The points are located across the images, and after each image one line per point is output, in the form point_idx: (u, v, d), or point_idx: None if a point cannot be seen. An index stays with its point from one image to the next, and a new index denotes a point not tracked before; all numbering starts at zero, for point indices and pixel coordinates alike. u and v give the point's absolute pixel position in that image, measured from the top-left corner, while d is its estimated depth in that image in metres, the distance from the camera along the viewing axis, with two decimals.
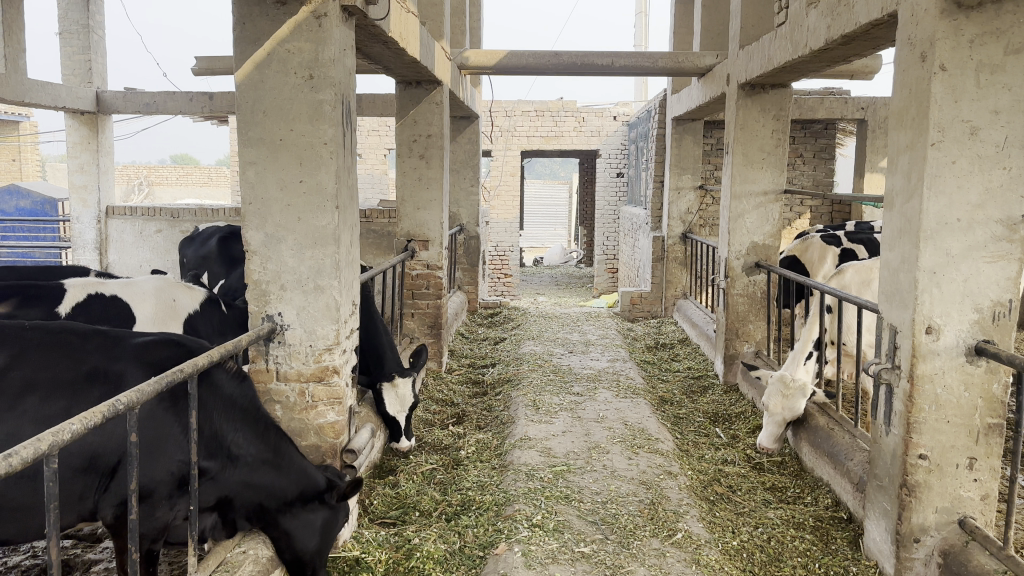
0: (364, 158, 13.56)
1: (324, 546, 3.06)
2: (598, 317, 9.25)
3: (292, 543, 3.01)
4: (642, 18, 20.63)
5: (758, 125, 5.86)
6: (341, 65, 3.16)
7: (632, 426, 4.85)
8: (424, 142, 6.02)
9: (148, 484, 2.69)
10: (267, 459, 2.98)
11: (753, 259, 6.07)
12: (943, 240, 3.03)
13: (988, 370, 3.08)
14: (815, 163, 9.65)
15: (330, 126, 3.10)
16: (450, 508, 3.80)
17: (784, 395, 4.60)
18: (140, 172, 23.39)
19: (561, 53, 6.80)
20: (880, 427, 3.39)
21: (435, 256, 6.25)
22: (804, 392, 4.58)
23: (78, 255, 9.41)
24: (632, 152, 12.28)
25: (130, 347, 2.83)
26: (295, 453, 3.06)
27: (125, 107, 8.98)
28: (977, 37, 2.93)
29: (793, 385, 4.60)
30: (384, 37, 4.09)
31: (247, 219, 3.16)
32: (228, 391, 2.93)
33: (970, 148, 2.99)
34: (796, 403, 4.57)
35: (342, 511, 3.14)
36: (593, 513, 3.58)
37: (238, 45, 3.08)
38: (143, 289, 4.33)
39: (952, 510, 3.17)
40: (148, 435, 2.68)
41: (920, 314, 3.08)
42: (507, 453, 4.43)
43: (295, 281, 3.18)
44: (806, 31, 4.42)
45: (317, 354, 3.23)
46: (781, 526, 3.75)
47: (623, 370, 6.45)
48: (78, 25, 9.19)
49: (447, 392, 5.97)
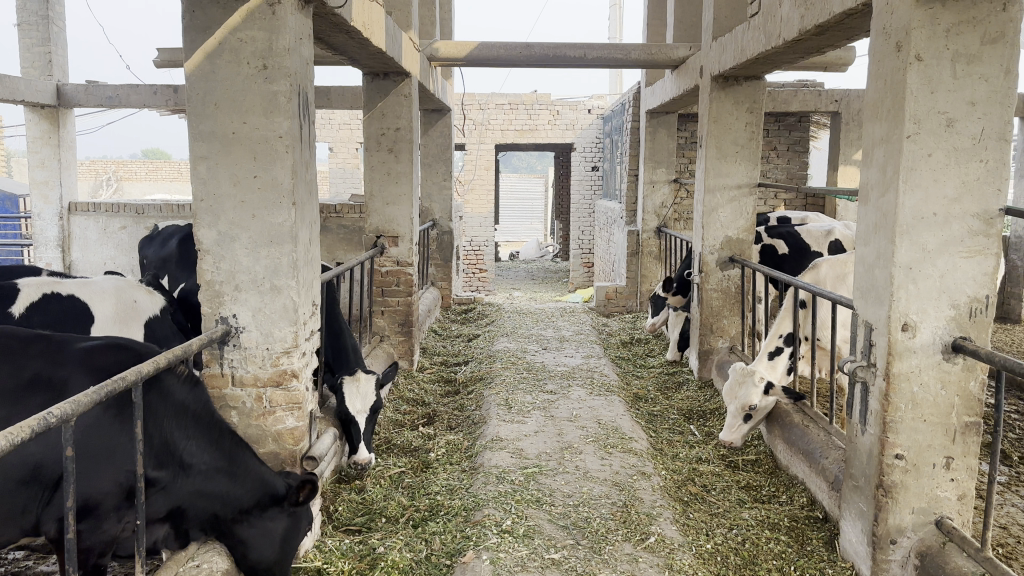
0: (335, 152, 13.37)
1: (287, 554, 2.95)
2: (573, 312, 9.16)
3: (254, 553, 2.89)
4: (617, 10, 20.51)
5: (731, 118, 5.78)
6: (297, 55, 3.03)
7: (605, 425, 4.75)
8: (393, 135, 5.88)
9: (94, 496, 2.55)
10: (221, 467, 2.85)
11: (727, 254, 6.00)
12: (919, 235, 2.96)
13: (965, 368, 3.02)
14: (789, 156, 9.63)
15: (285, 119, 2.96)
16: (418, 514, 3.68)
17: (738, 384, 4.61)
18: (108, 166, 23.01)
19: (533, 44, 6.68)
20: (856, 426, 3.32)
21: (405, 252, 6.10)
22: (756, 380, 4.55)
23: (39, 253, 9.05)
24: (607, 145, 12.18)
25: (74, 353, 2.69)
26: (250, 457, 2.93)
27: (86, 100, 8.74)
28: (953, 27, 2.86)
29: (746, 372, 4.60)
30: (345, 26, 3.95)
31: (199, 216, 3.01)
32: (180, 397, 2.80)
33: (945, 141, 2.91)
34: (749, 392, 4.54)
35: (304, 519, 3.00)
36: (564, 517, 3.48)
37: (188, 33, 2.93)
38: (103, 289, 4.15)
39: (929, 510, 3.10)
40: (91, 444, 2.54)
41: (896, 311, 3.01)
42: (477, 455, 4.31)
43: (250, 281, 3.04)
44: (779, 22, 4.34)
45: (275, 357, 3.10)
46: (756, 528, 3.67)
47: (597, 366, 6.35)
48: (37, 16, 8.93)
49: (418, 391, 5.85)
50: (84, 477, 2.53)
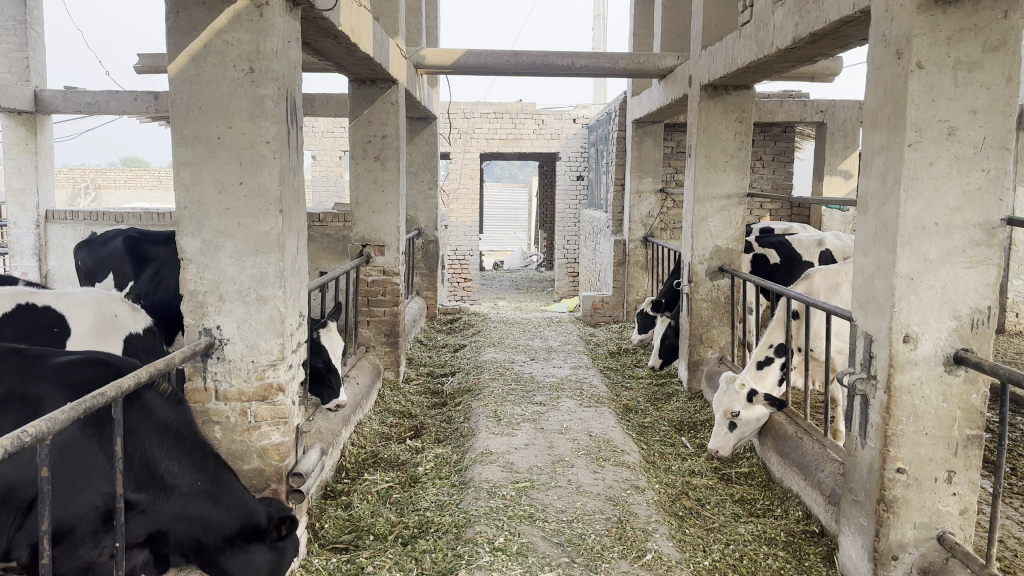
0: (318, 160, 13.24)
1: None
2: (559, 322, 9.09)
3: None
4: (600, 20, 20.56)
5: (720, 127, 5.74)
6: (285, 58, 2.94)
7: (597, 438, 4.67)
8: (379, 143, 5.78)
9: (68, 519, 2.43)
10: (204, 489, 2.74)
11: (716, 263, 5.96)
12: (921, 245, 2.91)
13: (967, 380, 2.97)
14: (774, 166, 9.63)
15: (272, 124, 2.86)
16: (407, 531, 3.58)
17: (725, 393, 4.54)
18: (86, 174, 22.68)
19: (520, 52, 6.62)
20: (855, 439, 3.26)
21: (391, 262, 6.00)
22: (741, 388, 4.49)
23: (15, 262, 8.82)
24: (592, 155, 12.14)
25: (50, 368, 2.58)
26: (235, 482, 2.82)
27: (64, 106, 8.56)
28: (954, 34, 2.82)
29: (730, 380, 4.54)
30: (333, 31, 3.86)
31: (182, 224, 2.91)
32: (163, 416, 2.70)
33: (947, 149, 2.87)
34: (731, 399, 4.48)
35: (290, 553, 2.87)
36: (559, 533, 3.39)
37: (172, 35, 2.83)
38: (82, 300, 4.00)
39: (931, 525, 3.05)
40: (67, 465, 2.43)
41: (897, 323, 2.96)
42: (467, 469, 4.21)
43: (235, 291, 2.94)
44: (772, 30, 4.30)
45: (260, 370, 3.00)
46: (753, 543, 3.60)
47: (586, 377, 6.27)
48: (15, 21, 8.75)
49: (404, 403, 5.74)
50: (58, 499, 2.42)
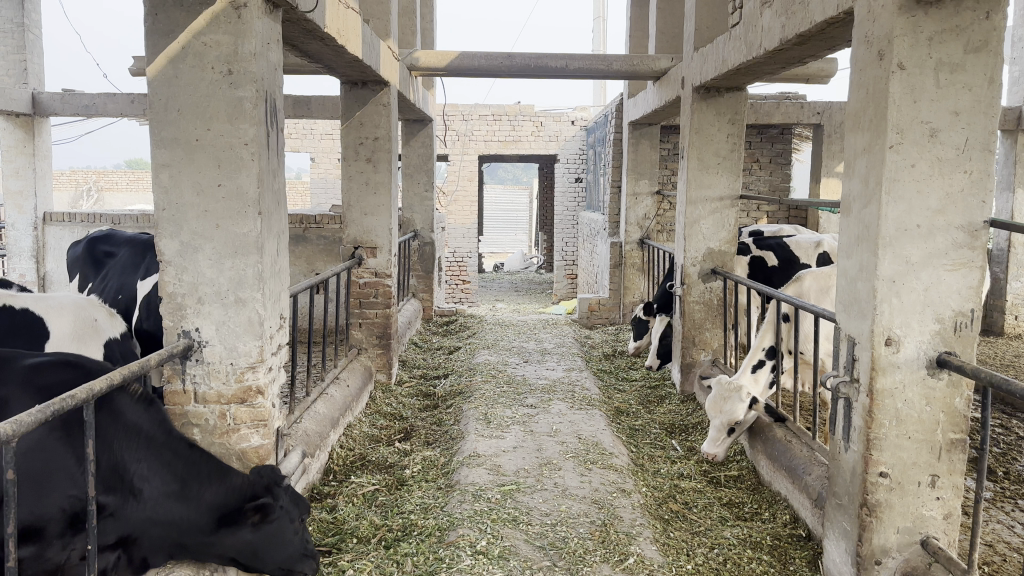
0: (317, 163, 13.26)
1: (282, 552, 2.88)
2: (556, 325, 9.07)
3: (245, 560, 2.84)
4: (600, 22, 20.55)
5: (712, 129, 5.72)
6: (264, 60, 2.93)
7: (585, 440, 4.66)
8: (370, 145, 5.78)
9: (36, 520, 2.44)
10: (174, 490, 2.75)
11: (709, 265, 5.93)
12: (902, 247, 2.89)
13: (950, 384, 2.95)
14: (771, 168, 9.60)
15: (251, 125, 2.86)
16: (390, 534, 3.57)
17: (722, 397, 4.48)
18: (89, 176, 22.76)
19: (513, 54, 6.61)
20: (839, 443, 3.24)
21: (383, 264, 5.99)
22: (742, 395, 4.43)
23: (12, 264, 8.76)
24: (591, 156, 12.13)
25: (20, 369, 2.58)
26: (212, 470, 2.84)
27: (61, 109, 8.59)
28: (935, 36, 2.80)
29: (731, 387, 4.47)
30: (318, 33, 3.86)
31: (160, 226, 2.90)
32: (129, 419, 2.71)
33: (929, 151, 2.85)
34: (733, 407, 4.43)
35: (284, 522, 2.88)
36: (541, 537, 3.37)
37: (150, 37, 2.83)
38: (62, 302, 4.01)
39: (914, 530, 3.03)
40: (34, 467, 2.44)
41: (879, 325, 2.94)
42: (453, 472, 4.20)
43: (214, 294, 2.93)
44: (761, 31, 4.28)
45: (239, 373, 2.99)
46: (738, 547, 3.58)
47: (579, 380, 6.24)
48: (12, 24, 8.78)
49: (395, 405, 5.73)
50: (26, 500, 2.42)
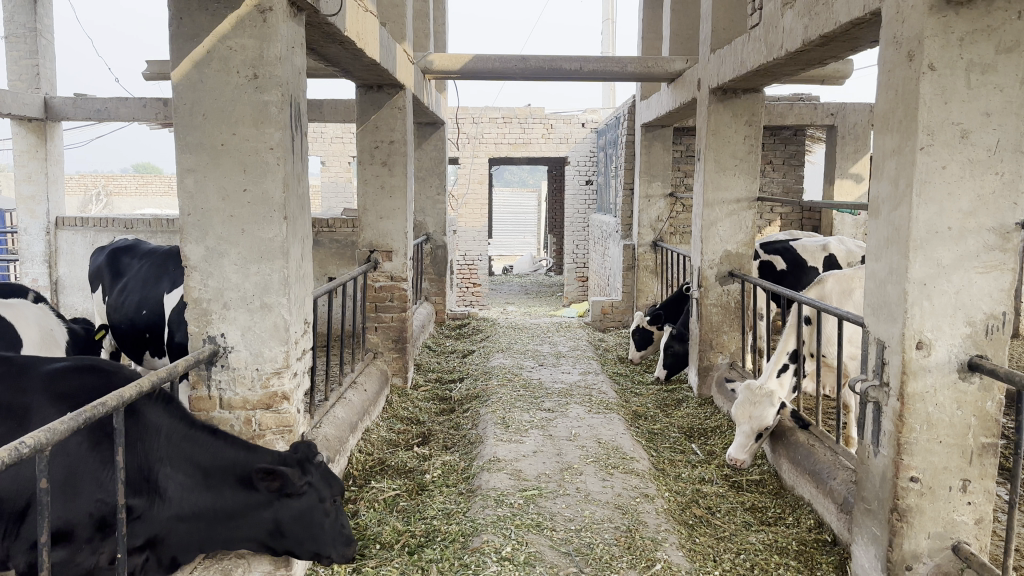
0: (327, 166, 13.28)
1: (314, 531, 2.89)
2: (569, 327, 9.04)
3: (276, 539, 2.87)
4: (609, 24, 20.52)
5: (729, 131, 5.69)
6: (289, 64, 2.92)
7: (605, 445, 4.63)
8: (386, 148, 5.77)
9: (64, 526, 2.42)
10: (198, 481, 2.74)
11: (726, 268, 5.90)
12: (933, 249, 2.86)
13: (982, 388, 2.91)
14: (785, 169, 9.55)
15: (276, 130, 2.84)
16: (413, 540, 3.55)
17: (751, 403, 4.43)
18: (98, 180, 22.85)
19: (528, 57, 6.59)
20: (868, 447, 3.21)
21: (398, 267, 5.97)
22: (772, 400, 4.40)
23: (25, 269, 8.71)
24: (601, 159, 12.10)
25: (44, 375, 2.56)
26: (237, 454, 2.81)
27: (74, 113, 8.62)
28: (967, 36, 2.77)
29: (761, 392, 4.43)
30: (338, 37, 3.85)
31: (186, 232, 2.90)
32: (151, 417, 2.69)
33: (960, 152, 2.82)
34: (763, 412, 4.39)
35: (312, 496, 2.88)
36: (567, 542, 3.35)
37: (175, 41, 2.82)
38: (21, 306, 4.19)
39: (945, 535, 2.99)
40: (61, 473, 2.43)
41: (910, 329, 2.91)
42: (474, 477, 4.18)
43: (239, 299, 2.92)
44: (781, 32, 4.25)
45: (265, 379, 2.97)
46: (764, 553, 3.54)
47: (595, 384, 6.22)
48: (25, 28, 8.81)
49: (412, 409, 5.72)
50: (54, 506, 2.41)
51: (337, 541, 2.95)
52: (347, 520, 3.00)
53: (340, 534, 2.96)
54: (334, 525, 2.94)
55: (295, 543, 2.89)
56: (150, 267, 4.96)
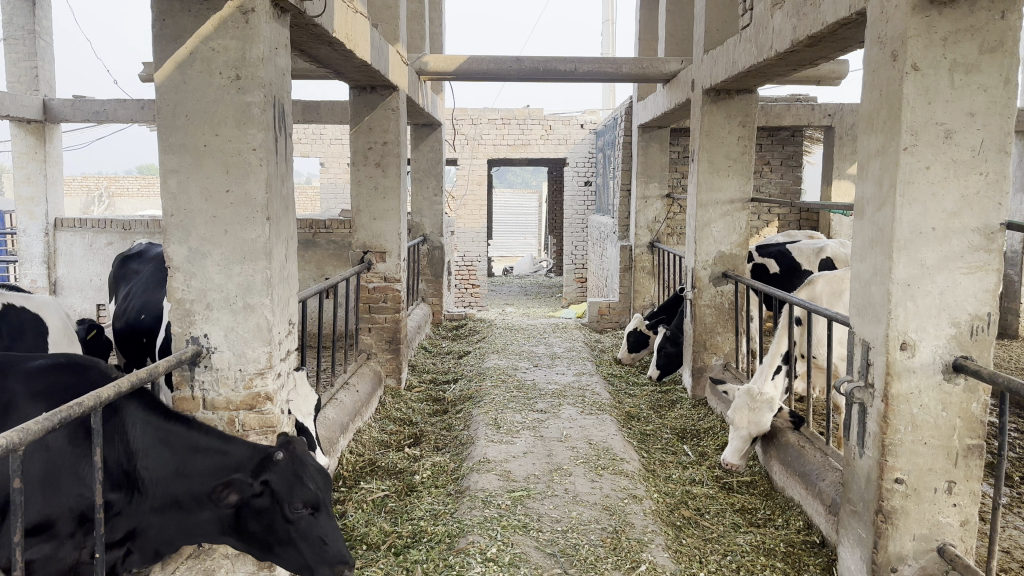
0: (327, 167, 13.29)
1: (281, 536, 2.70)
2: (566, 328, 9.02)
3: (248, 538, 2.74)
4: (609, 25, 20.52)
5: (723, 132, 5.68)
6: (272, 65, 2.92)
7: (596, 446, 4.62)
8: (379, 149, 5.77)
9: (44, 521, 2.42)
10: (171, 471, 2.71)
11: (720, 269, 5.89)
12: (917, 250, 2.86)
13: (967, 389, 2.90)
14: (782, 170, 9.53)
15: (258, 131, 2.84)
16: (400, 540, 3.55)
17: (751, 408, 4.39)
18: (100, 182, 22.91)
19: (522, 58, 6.59)
20: (853, 448, 3.20)
21: (392, 268, 5.97)
22: (772, 406, 4.37)
23: (24, 270, 8.73)
24: (600, 160, 12.10)
25: (23, 370, 2.56)
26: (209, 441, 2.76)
27: (72, 115, 8.64)
28: (949, 36, 2.77)
29: (760, 399, 4.39)
30: (327, 38, 3.85)
31: (169, 232, 2.90)
32: (127, 410, 2.70)
33: (944, 153, 2.81)
34: (761, 417, 4.35)
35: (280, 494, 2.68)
36: (552, 544, 3.34)
37: (158, 42, 2.83)
38: (46, 305, 4.49)
39: (931, 537, 2.98)
40: (39, 469, 2.42)
41: (894, 330, 2.90)
42: (463, 478, 4.17)
43: (222, 300, 2.92)
44: (771, 33, 4.25)
45: (248, 379, 2.98)
46: (751, 554, 3.54)
47: (589, 385, 6.21)
48: (24, 30, 8.82)
49: (404, 410, 5.71)
50: (33, 502, 2.41)
51: (312, 554, 2.69)
52: (327, 534, 2.70)
53: (318, 546, 2.68)
54: (305, 535, 2.69)
55: (266, 545, 2.72)
56: (154, 272, 4.97)
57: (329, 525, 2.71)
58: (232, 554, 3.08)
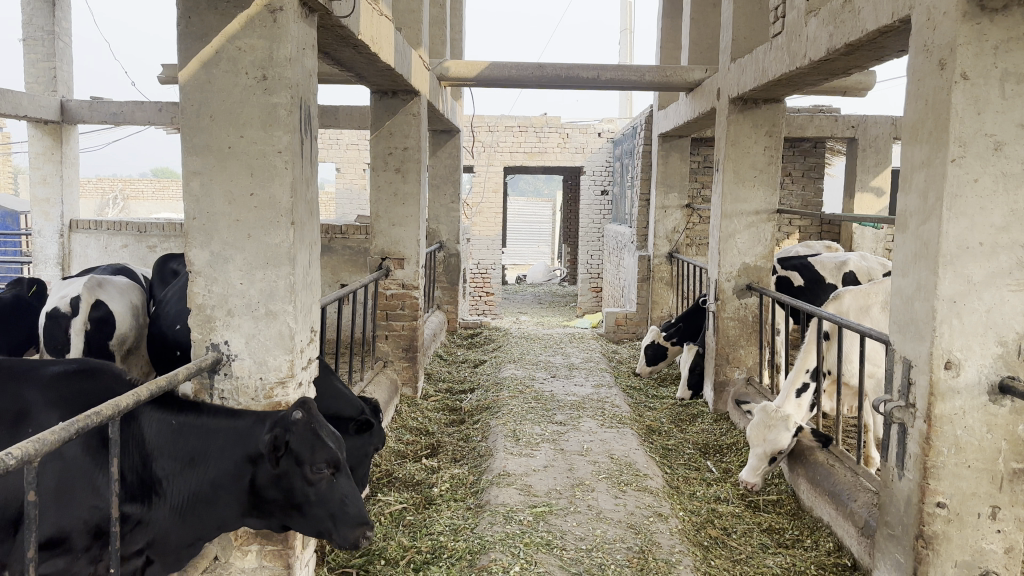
0: (342, 173, 13.26)
1: (300, 500, 2.62)
2: (582, 339, 8.93)
3: (268, 508, 2.68)
4: (627, 35, 20.43)
5: (749, 142, 5.58)
6: (299, 66, 2.84)
7: (618, 460, 4.52)
8: (400, 155, 5.70)
9: (59, 533, 2.34)
10: (185, 464, 2.63)
11: (744, 281, 5.79)
12: (964, 265, 2.74)
13: (1013, 411, 2.80)
14: (804, 182, 9.41)
15: (285, 133, 2.77)
16: (419, 556, 3.46)
17: (766, 427, 4.29)
18: (115, 185, 23.03)
19: (544, 65, 6.51)
20: (892, 470, 3.08)
21: (410, 275, 5.88)
22: (787, 424, 4.25)
23: (38, 271, 8.73)
24: (617, 169, 12.01)
25: (38, 377, 2.48)
26: (219, 424, 2.69)
27: (90, 117, 8.63)
28: (1001, 44, 2.66)
29: (775, 415, 4.29)
30: (352, 40, 3.78)
31: (191, 236, 2.83)
32: (140, 412, 2.62)
33: (993, 165, 2.71)
34: (776, 435, 4.24)
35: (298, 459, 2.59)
36: (577, 563, 3.23)
37: (183, 41, 2.76)
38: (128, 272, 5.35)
39: (973, 563, 2.87)
40: (52, 479, 2.35)
41: (938, 348, 2.78)
42: (482, 492, 4.08)
43: (243, 306, 2.85)
44: (805, 41, 4.15)
45: (268, 389, 2.89)
46: None
47: (608, 397, 6.10)
48: (43, 32, 8.79)
49: (421, 420, 5.63)
50: (47, 515, 2.33)
51: (331, 516, 2.62)
52: (348, 495, 2.64)
53: (338, 507, 2.63)
54: (325, 497, 2.62)
55: (286, 513, 2.66)
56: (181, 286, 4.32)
57: (348, 486, 2.65)
58: (248, 569, 3.01)
